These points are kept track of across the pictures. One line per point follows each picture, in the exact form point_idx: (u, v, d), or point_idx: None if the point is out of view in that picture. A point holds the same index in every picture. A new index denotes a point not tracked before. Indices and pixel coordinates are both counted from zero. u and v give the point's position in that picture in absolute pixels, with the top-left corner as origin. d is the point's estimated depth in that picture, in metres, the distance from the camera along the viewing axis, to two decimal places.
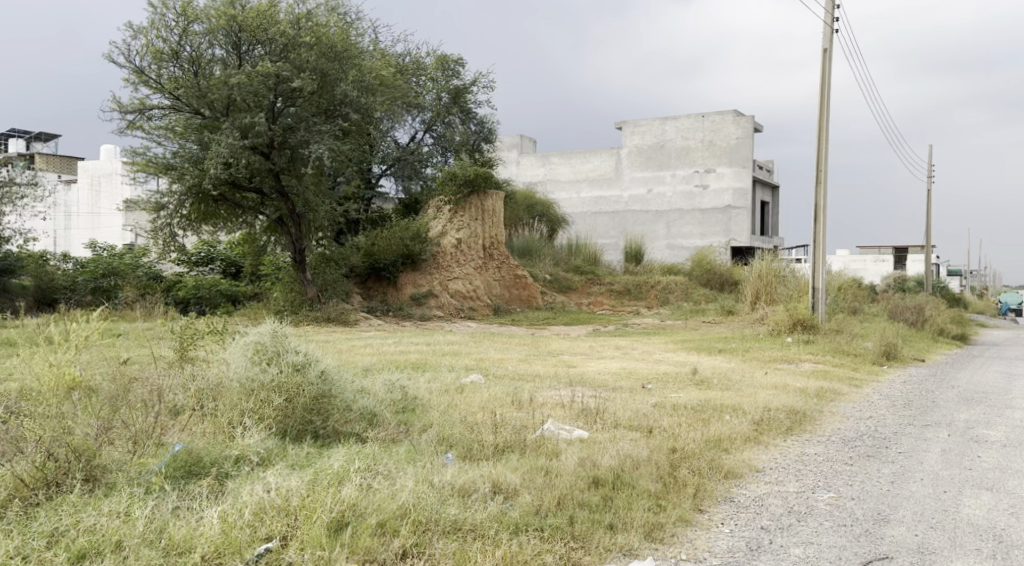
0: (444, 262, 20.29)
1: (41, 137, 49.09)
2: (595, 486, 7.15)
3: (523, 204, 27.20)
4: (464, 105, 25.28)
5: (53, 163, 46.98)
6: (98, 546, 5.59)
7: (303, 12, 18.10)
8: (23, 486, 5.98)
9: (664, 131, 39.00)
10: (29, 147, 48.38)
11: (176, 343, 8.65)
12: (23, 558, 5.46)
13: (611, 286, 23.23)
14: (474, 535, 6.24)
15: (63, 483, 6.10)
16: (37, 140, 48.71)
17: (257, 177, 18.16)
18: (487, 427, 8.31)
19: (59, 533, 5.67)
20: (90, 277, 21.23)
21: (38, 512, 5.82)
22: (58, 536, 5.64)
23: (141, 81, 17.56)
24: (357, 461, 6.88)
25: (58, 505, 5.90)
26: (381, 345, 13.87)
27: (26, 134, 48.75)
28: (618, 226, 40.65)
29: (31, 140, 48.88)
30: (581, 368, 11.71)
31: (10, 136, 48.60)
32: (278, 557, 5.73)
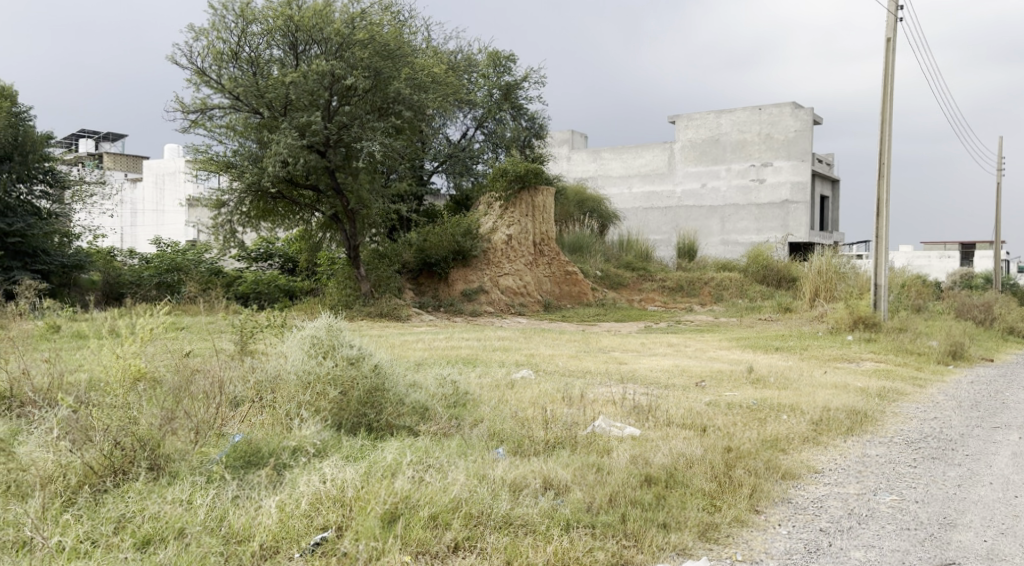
0: (495, 258, 20.27)
1: (111, 137, 50.26)
2: (647, 485, 7.08)
3: (574, 200, 27.02)
4: (516, 101, 25.17)
5: (120, 161, 48.02)
6: (162, 533, 5.67)
7: (357, 10, 18.25)
8: (91, 473, 6.08)
9: (718, 125, 38.49)
10: (97, 146, 49.52)
11: (237, 338, 8.78)
12: (92, 542, 5.56)
13: (664, 283, 22.96)
14: (526, 531, 6.21)
15: (129, 472, 6.19)
16: (105, 140, 49.84)
17: (314, 176, 18.35)
18: (538, 422, 8.24)
19: (126, 519, 5.76)
20: (153, 273, 21.69)
21: (106, 499, 5.91)
22: (124, 522, 5.73)
23: (202, 81, 17.78)
24: (410, 454, 6.92)
25: (125, 493, 5.99)
26: (433, 340, 13.90)
27: (95, 135, 49.98)
28: (670, 222, 40.37)
29: (100, 140, 50.10)
30: (633, 366, 11.58)
31: (80, 137, 49.82)
32: (333, 547, 5.77)
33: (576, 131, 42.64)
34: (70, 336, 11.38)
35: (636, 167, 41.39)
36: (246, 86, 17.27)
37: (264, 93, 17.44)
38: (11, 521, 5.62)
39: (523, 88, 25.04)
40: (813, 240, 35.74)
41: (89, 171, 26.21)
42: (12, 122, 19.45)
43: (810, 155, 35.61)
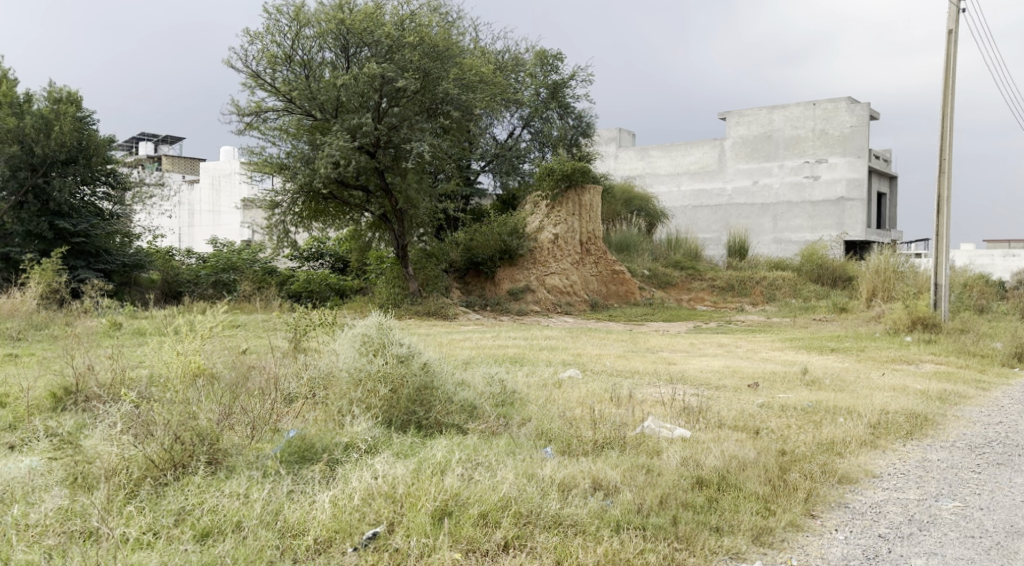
0: (541, 258, 20.20)
1: (170, 139, 51.16)
2: (699, 487, 6.97)
3: (621, 198, 26.80)
4: (563, 100, 25.00)
5: (178, 164, 48.75)
6: (220, 525, 5.69)
7: (407, 12, 18.28)
8: (153, 466, 6.12)
9: (771, 121, 37.66)
10: (157, 149, 50.52)
11: (290, 336, 8.87)
12: (154, 534, 5.60)
13: (713, 283, 22.62)
14: (576, 531, 6.15)
15: (188, 466, 6.22)
16: (164, 142, 50.70)
17: (364, 176, 18.46)
18: (586, 422, 8.15)
19: (186, 512, 5.79)
20: (210, 272, 21.89)
21: (167, 492, 5.96)
22: (184, 515, 5.76)
23: (257, 84, 17.98)
24: (458, 452, 6.88)
25: (184, 486, 6.03)
26: (480, 339, 13.84)
27: (154, 137, 50.95)
28: (720, 220, 39.69)
29: (159, 142, 51.04)
30: (682, 366, 11.43)
31: (140, 140, 50.80)
32: (385, 543, 5.76)
33: (623, 129, 42.00)
34: (131, 333, 11.51)
35: (685, 164, 40.68)
36: (299, 88, 17.43)
37: (316, 96, 17.57)
38: (79, 511, 5.69)
39: (571, 86, 24.88)
40: (870, 238, 34.83)
41: (147, 173, 26.68)
42: (76, 126, 19.82)
43: (866, 151, 34.71)
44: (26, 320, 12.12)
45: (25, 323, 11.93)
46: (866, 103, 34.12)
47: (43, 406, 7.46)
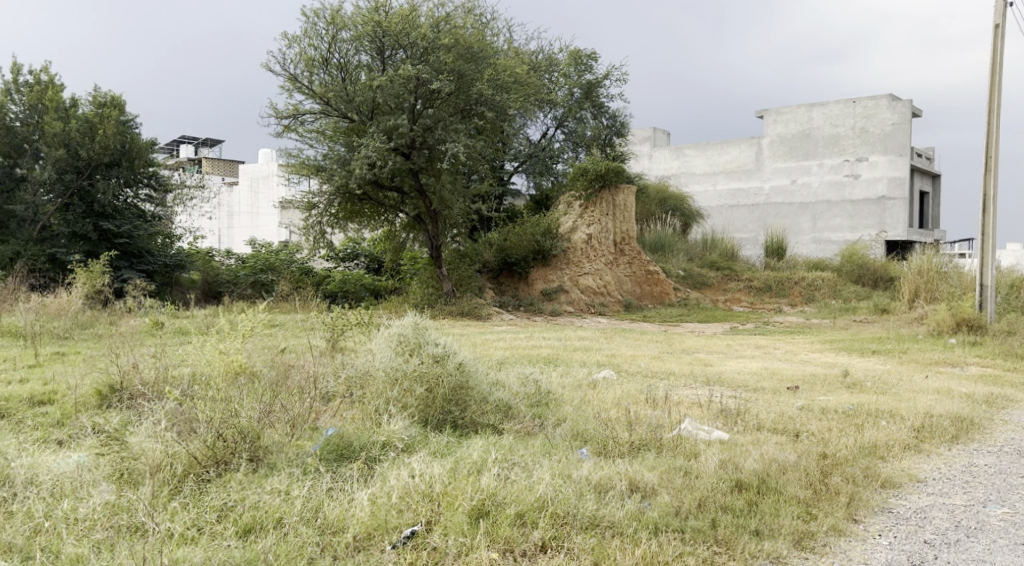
0: (575, 258, 20.09)
1: (210, 142, 51.72)
2: (739, 490, 6.85)
3: (656, 198, 26.60)
4: (597, 99, 24.85)
5: (218, 166, 49.21)
6: (262, 522, 5.74)
7: (443, 14, 18.26)
8: (195, 463, 6.18)
9: (810, 119, 36.27)
10: (198, 152, 51.12)
11: (328, 335, 8.88)
12: (198, 529, 5.65)
13: (751, 283, 22.32)
14: (613, 533, 6.09)
15: (231, 462, 6.29)
16: (205, 145, 51.35)
17: (398, 177, 18.53)
18: (622, 423, 8.05)
19: (228, 508, 5.85)
20: (250, 272, 22.15)
21: (210, 488, 6.02)
22: (226, 511, 5.82)
23: (295, 87, 18.09)
24: (494, 452, 6.83)
25: (226, 483, 6.09)
26: (514, 340, 13.78)
27: (195, 140, 51.55)
28: (758, 220, 38.28)
29: (199, 145, 51.65)
30: (719, 367, 11.31)
31: (181, 143, 51.42)
32: (422, 541, 5.75)
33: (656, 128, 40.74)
34: (175, 332, 11.57)
35: (721, 164, 39.24)
36: (336, 91, 17.55)
37: (353, 99, 17.74)
38: (126, 506, 5.75)
39: (605, 86, 24.72)
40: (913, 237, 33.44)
41: (187, 175, 26.97)
42: (120, 130, 20.12)
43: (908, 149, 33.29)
44: (72, 319, 12.27)
45: (71, 322, 12.07)
46: (908, 100, 32.85)
47: (89, 403, 7.56)
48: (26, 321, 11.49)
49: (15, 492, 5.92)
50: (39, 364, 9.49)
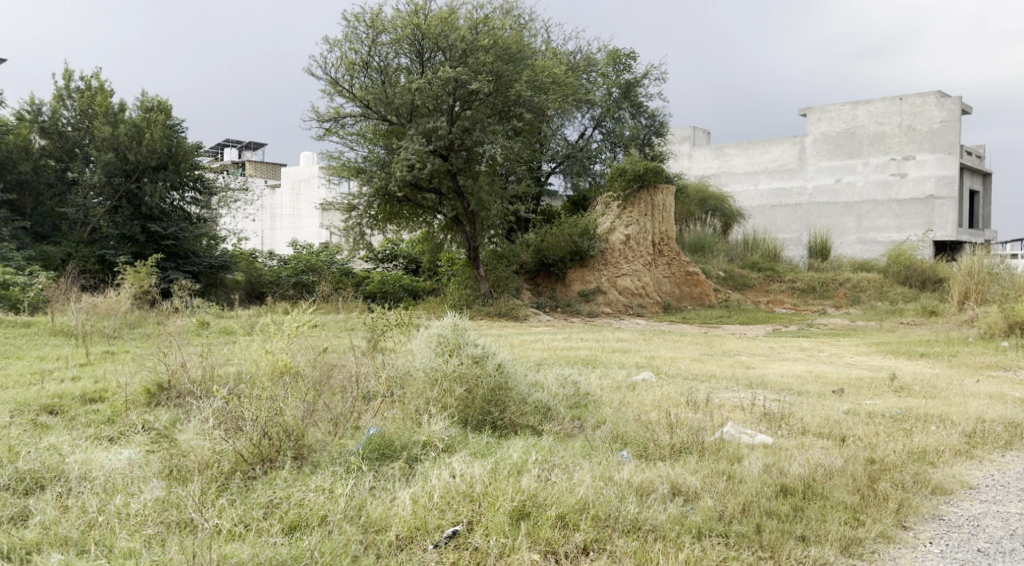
0: (613, 258, 19.93)
1: (253, 145, 52.37)
2: (784, 495, 6.70)
3: (695, 198, 26.35)
4: (635, 99, 24.68)
5: (261, 169, 49.71)
6: (307, 519, 5.75)
7: (481, 15, 18.21)
8: (242, 460, 6.21)
9: (854, 116, 34.98)
10: (241, 155, 51.76)
11: (368, 336, 8.86)
12: (245, 526, 5.67)
13: (794, 285, 21.96)
14: (656, 536, 5.99)
15: (276, 460, 6.32)
16: (248, 148, 52.04)
17: (436, 178, 18.59)
18: (662, 426, 7.90)
19: (273, 505, 5.87)
20: (291, 273, 22.21)
21: (256, 485, 6.05)
22: (272, 508, 5.84)
23: (336, 91, 18.24)
24: (535, 453, 6.76)
25: (272, 480, 6.11)
26: (551, 341, 13.69)
27: (239, 144, 52.21)
28: (801, 220, 37.26)
29: (243, 149, 52.31)
30: (762, 370, 11.13)
31: (225, 147, 52.12)
32: (464, 541, 5.73)
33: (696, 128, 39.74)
34: (221, 331, 11.64)
35: (763, 163, 38.36)
36: (375, 94, 17.63)
37: (392, 101, 17.79)
38: (176, 502, 5.77)
39: (644, 85, 24.54)
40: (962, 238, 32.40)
41: (230, 177, 27.23)
42: (166, 133, 20.47)
43: (958, 147, 32.11)
44: (121, 319, 12.39)
45: (120, 322, 12.19)
46: (957, 96, 31.64)
47: (138, 401, 7.56)
48: (77, 321, 11.62)
49: (69, 488, 5.98)
50: (89, 362, 9.59)
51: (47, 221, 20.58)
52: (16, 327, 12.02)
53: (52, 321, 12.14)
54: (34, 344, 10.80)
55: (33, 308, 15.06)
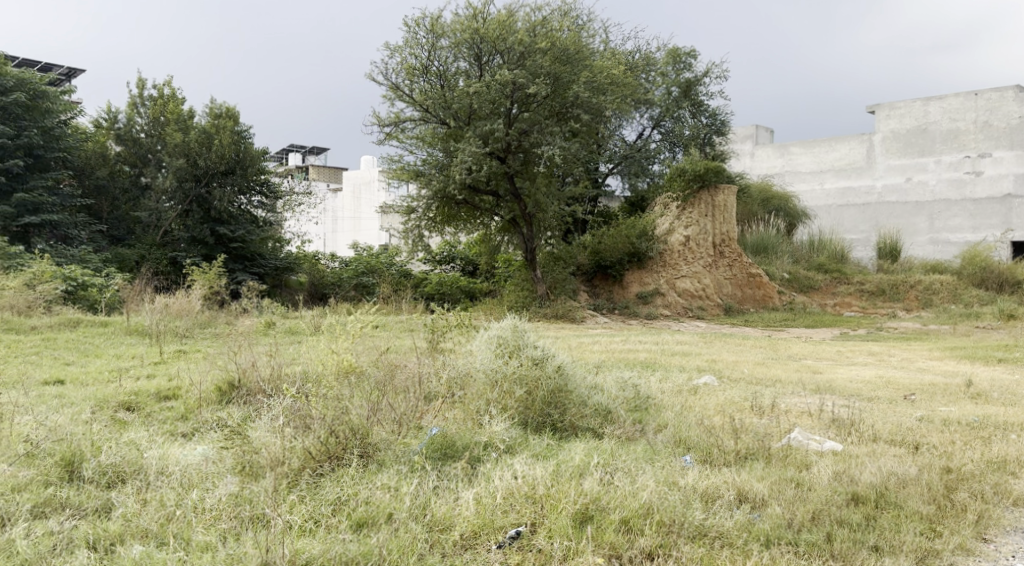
0: (672, 260, 19.66)
1: (317, 150, 53.26)
2: (855, 504, 6.43)
3: (758, 198, 25.88)
4: (696, 98, 24.35)
5: (324, 173, 50.33)
6: (374, 516, 5.72)
7: (540, 18, 18.11)
8: (311, 458, 6.18)
9: (926, 112, 30.46)
10: (305, 160, 52.64)
11: (429, 337, 8.77)
12: (314, 522, 5.66)
13: (863, 286, 21.42)
14: (722, 543, 5.82)
15: (342, 458, 6.28)
16: (311, 153, 52.98)
17: (494, 181, 18.53)
18: (727, 431, 7.67)
19: (341, 502, 5.85)
20: (353, 275, 22.30)
21: (324, 482, 6.02)
22: (340, 505, 5.81)
23: (396, 96, 18.34)
24: (597, 455, 6.60)
25: (339, 477, 6.08)
26: (610, 343, 13.50)
27: (303, 148, 53.18)
28: (871, 220, 32.12)
29: (306, 154, 53.21)
30: (830, 374, 10.81)
31: (289, 152, 53.06)
32: (528, 543, 5.64)
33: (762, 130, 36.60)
34: (285, 331, 11.69)
35: (830, 161, 33.15)
36: (434, 98, 17.64)
37: (451, 104, 17.77)
38: (249, 498, 5.78)
39: (704, 84, 24.18)
40: None
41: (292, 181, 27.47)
42: (234, 139, 20.82)
43: None
44: (192, 317, 12.51)
45: (192, 322, 12.32)
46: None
47: (210, 399, 7.59)
48: (151, 320, 11.75)
49: (147, 483, 6.00)
50: (164, 361, 9.65)
51: (123, 223, 21.22)
52: (93, 326, 12.19)
53: (127, 320, 12.29)
54: (110, 343, 10.93)
55: (111, 308, 15.27)
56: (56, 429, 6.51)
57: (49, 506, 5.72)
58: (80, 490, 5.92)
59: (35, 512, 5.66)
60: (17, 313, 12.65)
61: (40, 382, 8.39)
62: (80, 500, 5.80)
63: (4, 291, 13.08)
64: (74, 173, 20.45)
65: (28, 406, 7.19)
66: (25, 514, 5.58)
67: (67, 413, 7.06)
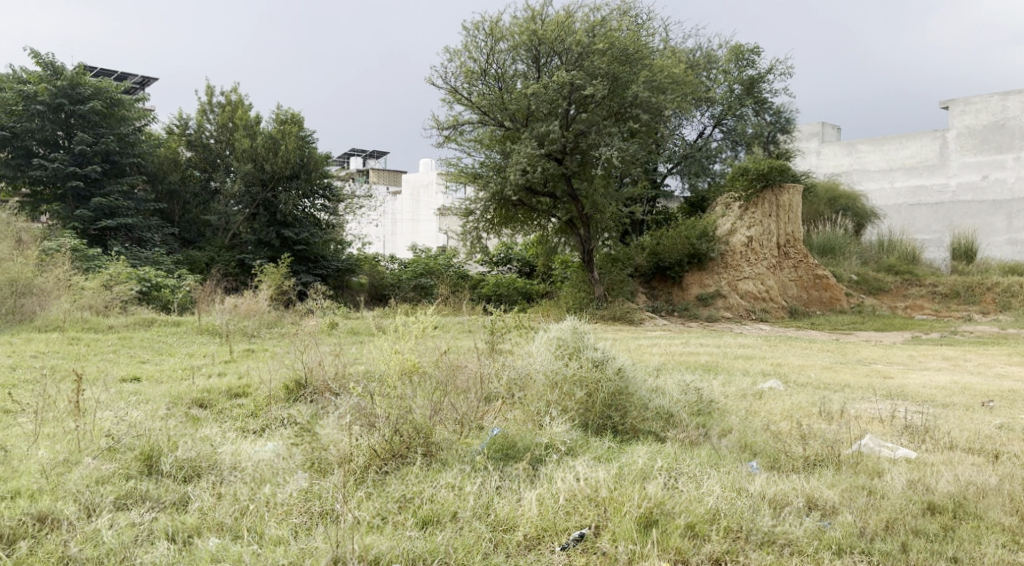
0: (733, 261, 19.27)
1: (377, 154, 54.02)
2: (930, 514, 6.14)
3: (824, 198, 25.34)
4: (759, 96, 23.80)
5: (384, 176, 50.77)
6: (439, 515, 5.64)
7: (598, 18, 17.92)
8: (376, 456, 6.12)
9: (1005, 107, 29.32)
10: (366, 163, 53.22)
11: (487, 336, 8.65)
12: (381, 519, 5.59)
13: (935, 289, 20.83)
14: (792, 551, 5.61)
15: (407, 456, 6.21)
16: (372, 157, 53.66)
17: (551, 182, 18.42)
18: (794, 437, 7.40)
19: (406, 500, 5.76)
20: (412, 276, 22.45)
21: (391, 479, 5.95)
22: (406, 503, 5.73)
23: (455, 99, 18.36)
24: (660, 459, 6.40)
25: (404, 475, 6.01)
26: (669, 345, 13.26)
27: (363, 152, 53.89)
28: (943, 220, 31.20)
29: (368, 157, 53.92)
30: (902, 380, 10.41)
31: (351, 156, 53.76)
32: (592, 546, 5.50)
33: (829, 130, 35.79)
34: (348, 331, 11.71)
35: (900, 159, 32.31)
36: (492, 101, 17.59)
37: (509, 107, 17.70)
38: (319, 494, 5.73)
39: (768, 81, 23.59)
40: None
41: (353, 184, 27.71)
42: (299, 144, 21.04)
43: None
44: (260, 318, 12.61)
45: (260, 322, 12.40)
46: None
47: (278, 397, 7.60)
48: (220, 320, 11.84)
49: (222, 477, 5.98)
50: (233, 360, 9.68)
51: (194, 226, 21.74)
52: (166, 326, 12.31)
53: (197, 321, 12.41)
54: (182, 342, 11.02)
55: (184, 309, 15.44)
56: (136, 424, 6.47)
57: (130, 499, 5.72)
58: (158, 484, 5.91)
59: (117, 504, 5.66)
60: (95, 313, 12.86)
61: (118, 380, 8.47)
62: (159, 493, 5.79)
63: (82, 291, 13.31)
64: (147, 178, 20.84)
65: (107, 402, 7.24)
66: (108, 506, 5.59)
67: (144, 409, 7.06)
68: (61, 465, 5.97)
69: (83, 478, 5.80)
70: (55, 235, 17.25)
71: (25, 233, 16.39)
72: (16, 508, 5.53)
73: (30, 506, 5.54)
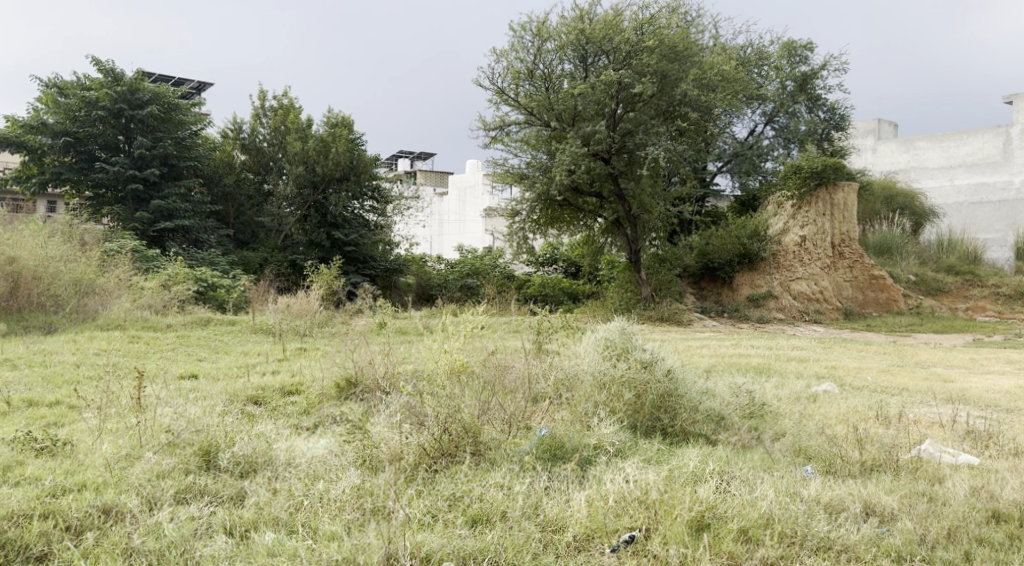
0: (785, 262, 18.93)
1: (424, 156, 54.41)
2: (995, 522, 5.88)
3: (880, 196, 24.88)
4: (812, 93, 23.41)
5: (431, 178, 50.99)
6: (489, 514, 5.55)
7: (647, 16, 17.64)
8: (426, 454, 6.06)
9: None
10: (414, 165, 53.54)
11: (533, 336, 8.55)
12: (432, 517, 5.53)
13: (997, 290, 20.19)
14: (849, 558, 5.41)
15: (456, 455, 6.15)
16: (420, 159, 54.01)
17: (598, 182, 18.30)
18: (849, 441, 7.16)
19: (456, 499, 5.69)
20: (459, 276, 22.45)
21: (441, 478, 5.89)
22: (456, 501, 5.66)
23: (502, 100, 18.31)
24: (712, 461, 6.23)
25: (454, 474, 5.94)
26: (718, 346, 13.08)
27: (411, 153, 54.25)
28: (1006, 218, 30.26)
29: (415, 159, 54.26)
30: (961, 384, 10.08)
31: (399, 157, 54.13)
32: (643, 549, 5.37)
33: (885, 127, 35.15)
34: (397, 330, 11.70)
35: (960, 156, 31.58)
36: (539, 101, 17.50)
37: (555, 107, 17.59)
38: (371, 490, 5.68)
39: (821, 77, 23.27)
40: None
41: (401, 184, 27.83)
42: (349, 146, 21.16)
43: None
44: (312, 317, 12.66)
45: (312, 321, 12.43)
46: None
47: (328, 395, 7.60)
48: (274, 319, 11.90)
49: (277, 473, 5.96)
50: (287, 358, 9.72)
51: (247, 228, 21.96)
52: (222, 325, 12.40)
53: (251, 320, 12.49)
54: (237, 341, 11.10)
55: (238, 308, 15.61)
56: (194, 420, 6.48)
57: (189, 493, 5.73)
58: (216, 478, 5.91)
59: (177, 498, 5.67)
60: (155, 312, 13.01)
61: (177, 376, 8.53)
62: (217, 488, 5.80)
63: (142, 291, 13.50)
64: (203, 181, 21.13)
65: (166, 399, 7.28)
66: (168, 499, 5.60)
67: (202, 405, 7.09)
68: (122, 460, 5.99)
69: (145, 472, 5.82)
70: (116, 236, 17.56)
71: (89, 234, 16.71)
72: (82, 500, 5.57)
73: (95, 498, 5.58)
